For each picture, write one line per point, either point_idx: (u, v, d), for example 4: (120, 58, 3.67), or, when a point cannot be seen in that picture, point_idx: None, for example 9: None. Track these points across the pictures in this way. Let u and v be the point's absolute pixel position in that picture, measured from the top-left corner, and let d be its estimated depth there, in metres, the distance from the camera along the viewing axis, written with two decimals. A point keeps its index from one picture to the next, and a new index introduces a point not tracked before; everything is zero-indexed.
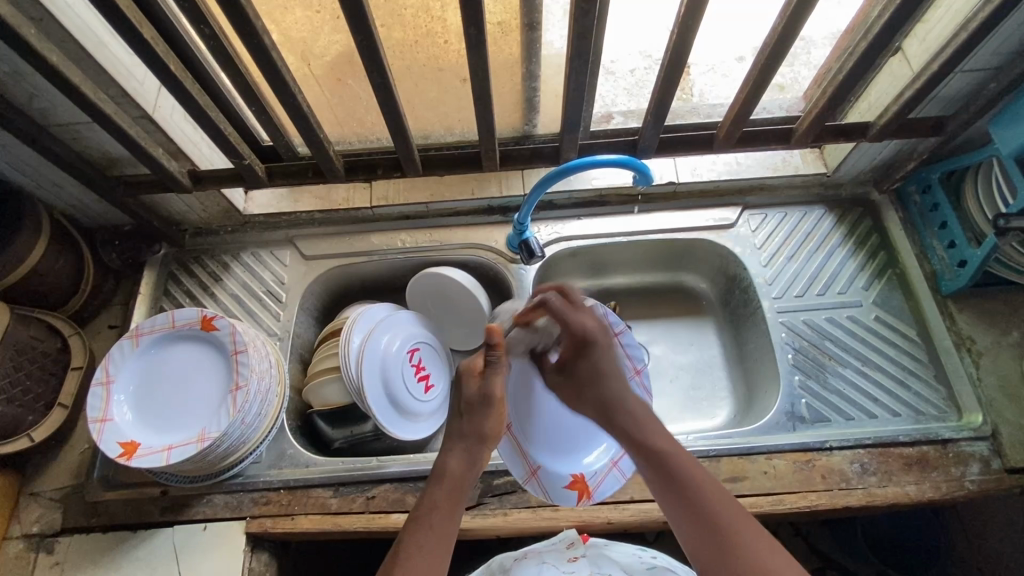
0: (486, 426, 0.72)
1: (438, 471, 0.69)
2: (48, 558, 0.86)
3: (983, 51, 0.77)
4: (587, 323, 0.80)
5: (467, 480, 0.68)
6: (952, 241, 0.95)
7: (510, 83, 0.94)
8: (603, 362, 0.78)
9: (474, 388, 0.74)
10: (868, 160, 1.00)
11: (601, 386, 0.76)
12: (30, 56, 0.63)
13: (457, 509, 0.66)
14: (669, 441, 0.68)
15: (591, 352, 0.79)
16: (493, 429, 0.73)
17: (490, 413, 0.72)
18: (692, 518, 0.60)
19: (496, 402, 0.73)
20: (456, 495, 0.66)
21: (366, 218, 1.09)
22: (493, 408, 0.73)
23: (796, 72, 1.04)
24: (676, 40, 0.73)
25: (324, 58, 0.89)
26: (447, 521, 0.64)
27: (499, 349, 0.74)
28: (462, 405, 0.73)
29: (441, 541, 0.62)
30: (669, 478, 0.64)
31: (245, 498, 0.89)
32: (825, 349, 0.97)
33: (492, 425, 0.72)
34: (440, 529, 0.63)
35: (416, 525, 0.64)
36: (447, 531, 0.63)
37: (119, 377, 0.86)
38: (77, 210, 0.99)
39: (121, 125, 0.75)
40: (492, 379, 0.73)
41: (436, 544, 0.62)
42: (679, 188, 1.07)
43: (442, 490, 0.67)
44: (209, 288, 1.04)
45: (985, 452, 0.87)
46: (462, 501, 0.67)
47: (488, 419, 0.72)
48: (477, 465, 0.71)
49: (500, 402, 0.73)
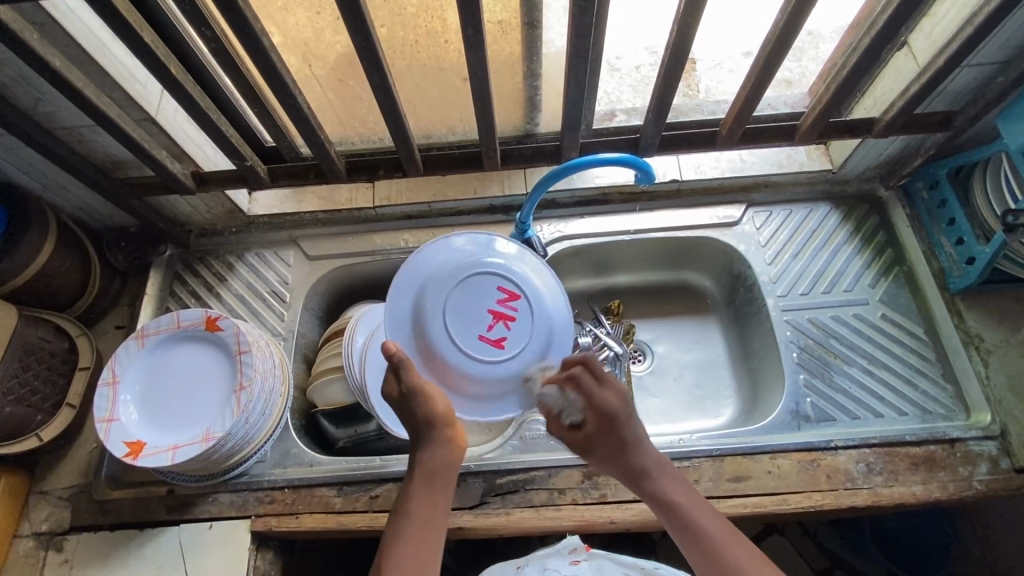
0: (432, 413, 0.69)
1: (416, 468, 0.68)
2: (57, 556, 0.87)
3: (989, 46, 0.76)
4: (610, 400, 0.72)
5: (444, 469, 0.68)
6: (960, 238, 0.94)
7: (512, 82, 0.94)
8: (634, 437, 0.70)
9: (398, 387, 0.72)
10: (875, 155, 0.99)
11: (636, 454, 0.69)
12: (33, 61, 0.63)
13: (439, 496, 0.66)
14: (685, 491, 0.67)
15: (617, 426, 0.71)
16: (446, 410, 0.70)
17: (424, 405, 0.69)
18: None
19: (427, 393, 0.69)
20: (433, 485, 0.67)
21: (369, 218, 1.09)
22: (421, 392, 0.70)
23: (804, 67, 1.04)
24: (677, 36, 0.72)
25: (325, 59, 0.90)
26: (425, 505, 0.65)
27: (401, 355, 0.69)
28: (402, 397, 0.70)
29: (426, 534, 0.63)
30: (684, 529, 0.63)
31: (250, 497, 0.90)
32: (830, 348, 0.96)
33: (436, 407, 0.70)
34: (423, 521, 0.64)
35: (401, 523, 0.64)
36: (433, 521, 0.64)
37: (125, 378, 0.86)
38: (83, 212, 0.99)
39: (124, 127, 0.75)
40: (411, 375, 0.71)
41: (417, 525, 0.63)
42: (683, 186, 1.06)
43: (416, 485, 0.67)
44: (214, 289, 1.05)
45: (993, 451, 0.86)
46: (444, 491, 0.67)
47: (430, 404, 0.69)
48: (450, 450, 0.69)
49: (429, 389, 0.70)
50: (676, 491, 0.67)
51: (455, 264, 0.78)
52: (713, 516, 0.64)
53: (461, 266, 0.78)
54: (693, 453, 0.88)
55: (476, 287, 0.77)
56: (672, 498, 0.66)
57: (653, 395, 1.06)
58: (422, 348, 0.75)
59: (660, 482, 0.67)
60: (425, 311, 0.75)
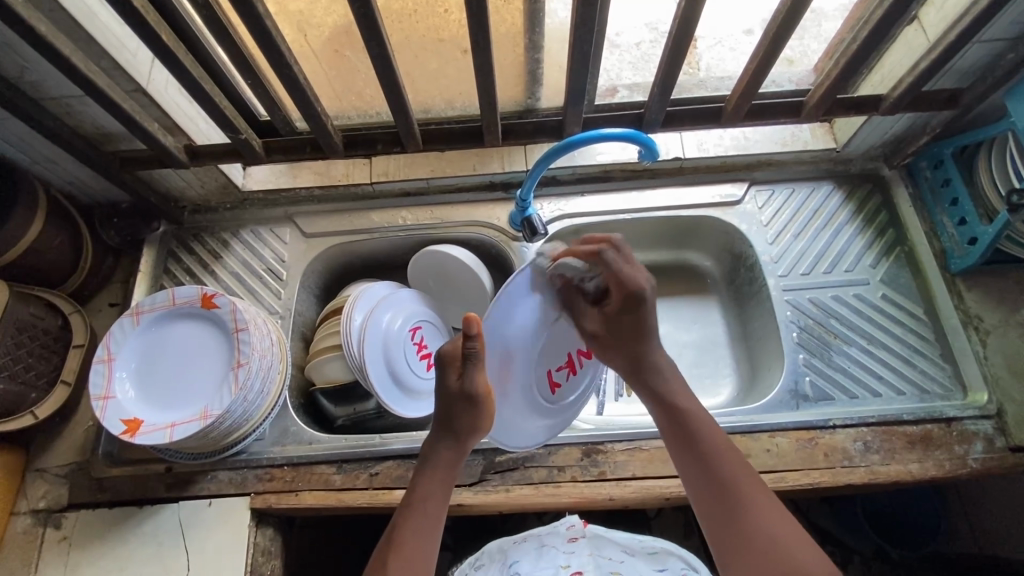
0: (478, 420, 0.70)
1: (431, 460, 0.71)
2: (55, 533, 0.87)
3: (1002, 21, 0.74)
4: (640, 279, 0.75)
5: (456, 469, 0.71)
6: (963, 218, 0.93)
7: (513, 55, 0.92)
8: (647, 320, 0.76)
9: (457, 379, 0.70)
10: (880, 134, 0.98)
11: (644, 345, 0.76)
12: (17, 26, 0.61)
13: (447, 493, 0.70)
14: (691, 401, 0.72)
15: (639, 309, 0.75)
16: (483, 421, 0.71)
17: (470, 410, 0.70)
18: (722, 508, 0.63)
19: (484, 401, 0.69)
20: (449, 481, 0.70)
21: (366, 195, 1.08)
22: (475, 403, 0.69)
23: (806, 45, 1.01)
24: (686, 7, 0.70)
25: (320, 29, 0.87)
26: (431, 494, 0.68)
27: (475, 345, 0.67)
28: (456, 394, 0.69)
29: (430, 523, 0.66)
30: (689, 441, 0.68)
31: (249, 475, 0.89)
32: (829, 328, 0.96)
33: (481, 419, 0.70)
34: (432, 511, 0.67)
35: (410, 512, 0.67)
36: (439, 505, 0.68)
37: (120, 355, 0.85)
38: (73, 186, 0.97)
39: (114, 98, 0.73)
40: (472, 378, 0.69)
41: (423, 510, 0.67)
42: (685, 163, 1.04)
43: (435, 473, 0.70)
44: (209, 266, 1.03)
45: (989, 430, 0.87)
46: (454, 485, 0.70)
47: (478, 415, 0.70)
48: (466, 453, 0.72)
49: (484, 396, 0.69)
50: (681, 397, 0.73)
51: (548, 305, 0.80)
52: (717, 433, 0.69)
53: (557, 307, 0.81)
54: None
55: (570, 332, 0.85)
56: (680, 407, 0.71)
57: None
58: (506, 359, 0.77)
59: (671, 387, 0.73)
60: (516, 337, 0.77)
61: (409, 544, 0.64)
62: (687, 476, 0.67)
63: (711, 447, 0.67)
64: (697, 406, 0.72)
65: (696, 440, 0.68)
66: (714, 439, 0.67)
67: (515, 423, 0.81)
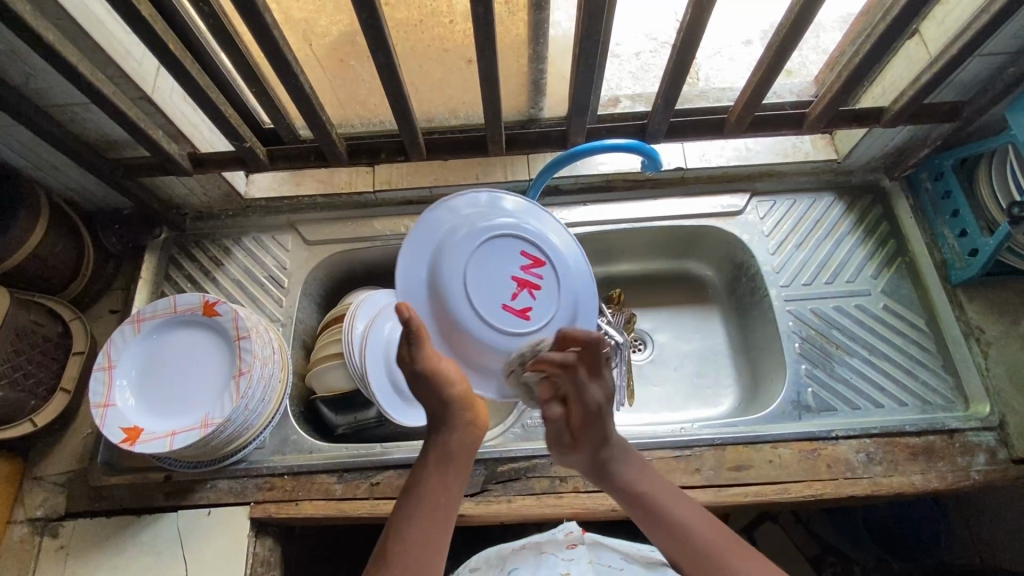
0: (449, 394, 0.66)
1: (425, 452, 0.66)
2: (52, 542, 0.86)
3: (1002, 36, 0.75)
4: (601, 397, 0.68)
5: (457, 455, 0.66)
6: (964, 230, 0.94)
7: (516, 65, 0.92)
8: (608, 430, 0.69)
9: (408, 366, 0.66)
10: (880, 146, 0.98)
11: (606, 441, 0.70)
12: (25, 35, 0.61)
13: (450, 481, 0.64)
14: (649, 480, 0.68)
15: (601, 423, 0.69)
16: (461, 393, 0.67)
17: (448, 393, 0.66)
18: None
19: (437, 371, 0.66)
20: (448, 469, 0.64)
21: (369, 203, 1.08)
22: (433, 376, 0.66)
23: (804, 57, 1.02)
24: (689, 21, 0.71)
25: (325, 38, 0.87)
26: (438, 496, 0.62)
27: (413, 321, 0.63)
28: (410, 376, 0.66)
29: (430, 516, 0.61)
30: (660, 525, 0.64)
31: (249, 484, 0.89)
32: (831, 338, 0.96)
33: (452, 391, 0.66)
34: (432, 503, 0.62)
35: (408, 508, 0.62)
36: (447, 507, 0.63)
37: (120, 363, 0.85)
38: (75, 193, 0.97)
39: (118, 105, 0.73)
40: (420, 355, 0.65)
41: (427, 516, 0.61)
42: (688, 173, 1.05)
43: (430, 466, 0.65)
44: (210, 274, 1.03)
45: (991, 442, 0.87)
46: (456, 473, 0.64)
47: (442, 387, 0.66)
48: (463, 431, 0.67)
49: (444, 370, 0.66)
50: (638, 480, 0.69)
51: (485, 222, 0.74)
52: (686, 504, 0.66)
53: (489, 232, 0.73)
54: (695, 442, 0.88)
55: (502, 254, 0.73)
56: (641, 491, 0.67)
57: (654, 383, 1.06)
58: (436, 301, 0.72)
59: (627, 472, 0.69)
60: (439, 289, 0.71)
61: (407, 540, 0.59)
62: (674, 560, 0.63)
63: (683, 526, 0.63)
64: (658, 483, 0.68)
65: (667, 526, 0.64)
66: (683, 510, 0.65)
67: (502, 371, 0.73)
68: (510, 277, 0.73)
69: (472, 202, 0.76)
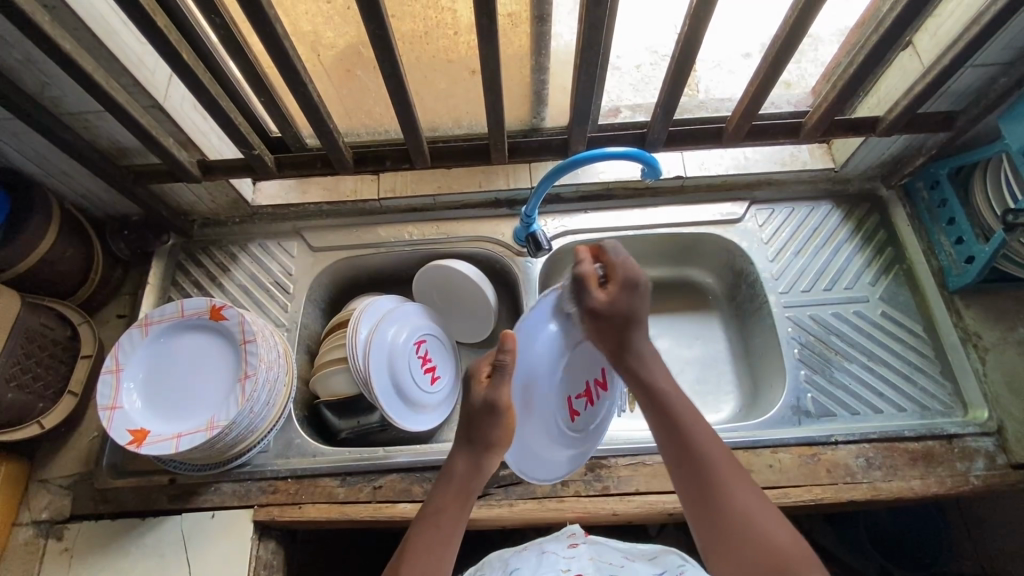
0: (495, 434, 0.72)
1: (445, 474, 0.73)
2: (57, 544, 0.87)
3: (994, 46, 0.77)
4: (637, 305, 0.76)
5: (472, 486, 0.72)
6: (960, 237, 0.95)
7: (519, 76, 0.95)
8: (641, 309, 0.77)
9: (480, 393, 0.73)
10: (876, 155, 1.00)
11: (635, 329, 0.76)
12: (43, 44, 0.63)
13: (462, 512, 0.70)
14: (673, 385, 0.74)
15: (633, 298, 0.76)
16: (504, 434, 0.73)
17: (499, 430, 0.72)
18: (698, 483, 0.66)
19: (504, 411, 0.71)
20: (462, 503, 0.71)
21: (374, 210, 1.09)
22: (497, 417, 0.71)
23: (803, 69, 1.05)
24: (688, 33, 0.73)
25: (332, 49, 0.90)
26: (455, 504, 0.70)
27: (506, 356, 0.71)
28: (478, 407, 0.72)
29: (441, 542, 0.67)
30: (670, 422, 0.70)
31: (252, 487, 0.89)
32: (830, 344, 0.97)
33: (499, 434, 0.72)
34: (442, 533, 0.67)
35: (422, 529, 0.68)
36: (449, 538, 0.68)
37: (128, 366, 0.86)
38: (85, 199, 0.99)
39: (131, 113, 0.75)
40: (498, 389, 0.72)
41: (439, 542, 0.67)
42: (687, 182, 1.06)
43: (449, 493, 0.71)
44: (217, 279, 1.05)
45: (990, 447, 0.87)
46: (468, 508, 0.71)
47: (496, 427, 0.72)
48: (483, 468, 0.73)
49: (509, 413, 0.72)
50: (660, 379, 0.74)
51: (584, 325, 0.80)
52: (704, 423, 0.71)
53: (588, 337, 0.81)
54: None
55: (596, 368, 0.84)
56: (661, 391, 0.73)
57: None
58: (528, 385, 0.77)
59: (651, 371, 0.75)
60: (530, 372, 0.77)
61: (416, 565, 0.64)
62: (668, 452, 0.70)
63: (693, 431, 0.69)
64: (682, 395, 0.73)
65: (679, 423, 0.70)
66: (699, 433, 0.69)
67: (537, 450, 0.81)
68: (584, 382, 0.82)
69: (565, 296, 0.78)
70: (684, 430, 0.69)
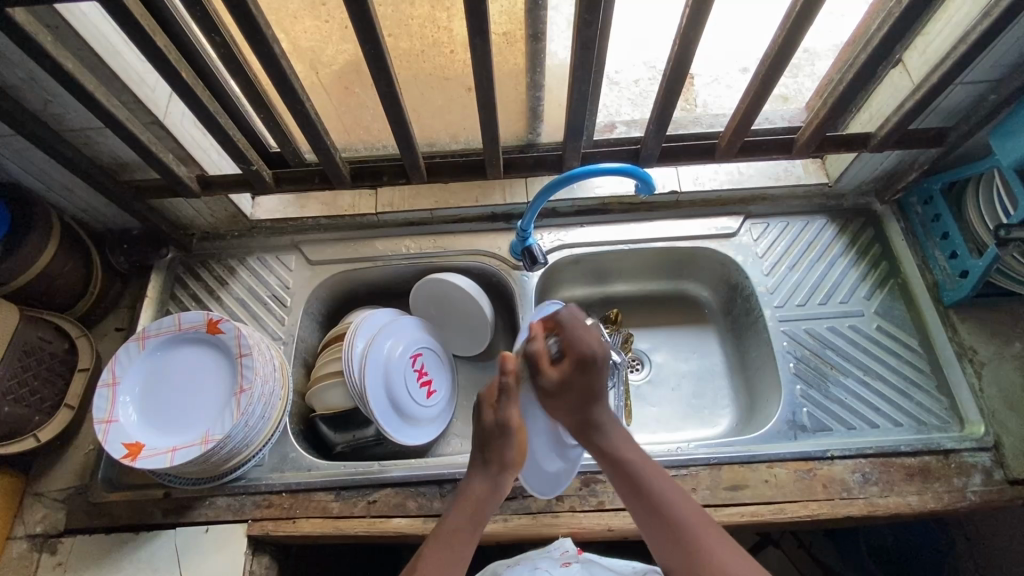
0: (508, 456, 0.78)
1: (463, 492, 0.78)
2: (51, 558, 0.87)
3: (982, 64, 0.78)
4: (592, 344, 0.79)
5: (488, 504, 0.77)
6: (954, 252, 0.96)
7: (515, 93, 0.96)
8: (601, 381, 0.78)
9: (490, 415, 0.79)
10: (869, 170, 1.01)
11: (597, 406, 0.77)
12: (46, 63, 0.64)
13: (477, 532, 0.75)
14: (634, 451, 0.77)
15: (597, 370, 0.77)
16: (515, 457, 0.79)
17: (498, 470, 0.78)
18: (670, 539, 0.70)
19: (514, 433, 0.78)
20: (477, 519, 0.76)
21: (371, 224, 1.10)
22: (508, 437, 0.78)
23: (800, 83, 1.06)
24: (678, 50, 0.74)
25: (331, 67, 0.91)
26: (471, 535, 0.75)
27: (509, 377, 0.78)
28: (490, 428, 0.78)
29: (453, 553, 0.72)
30: (636, 482, 0.74)
31: (247, 502, 0.89)
32: (825, 358, 0.97)
33: (513, 455, 0.78)
34: (456, 544, 0.73)
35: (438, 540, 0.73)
36: (460, 557, 0.72)
37: (125, 379, 0.86)
38: (86, 213, 1.00)
39: (132, 130, 0.76)
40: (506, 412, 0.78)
41: (451, 553, 0.72)
42: (682, 197, 1.07)
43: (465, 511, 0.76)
44: (215, 292, 1.06)
45: (987, 463, 0.87)
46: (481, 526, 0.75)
47: (507, 448, 0.78)
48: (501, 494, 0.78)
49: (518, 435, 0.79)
50: (624, 450, 0.76)
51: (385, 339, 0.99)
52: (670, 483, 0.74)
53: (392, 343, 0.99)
54: (690, 461, 0.88)
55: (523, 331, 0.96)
56: (625, 457, 0.76)
57: (651, 403, 1.06)
58: None
59: (613, 441, 0.77)
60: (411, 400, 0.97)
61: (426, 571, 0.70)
62: (639, 516, 0.73)
63: (660, 493, 0.73)
64: (641, 456, 0.77)
65: (646, 484, 0.73)
66: (666, 487, 0.73)
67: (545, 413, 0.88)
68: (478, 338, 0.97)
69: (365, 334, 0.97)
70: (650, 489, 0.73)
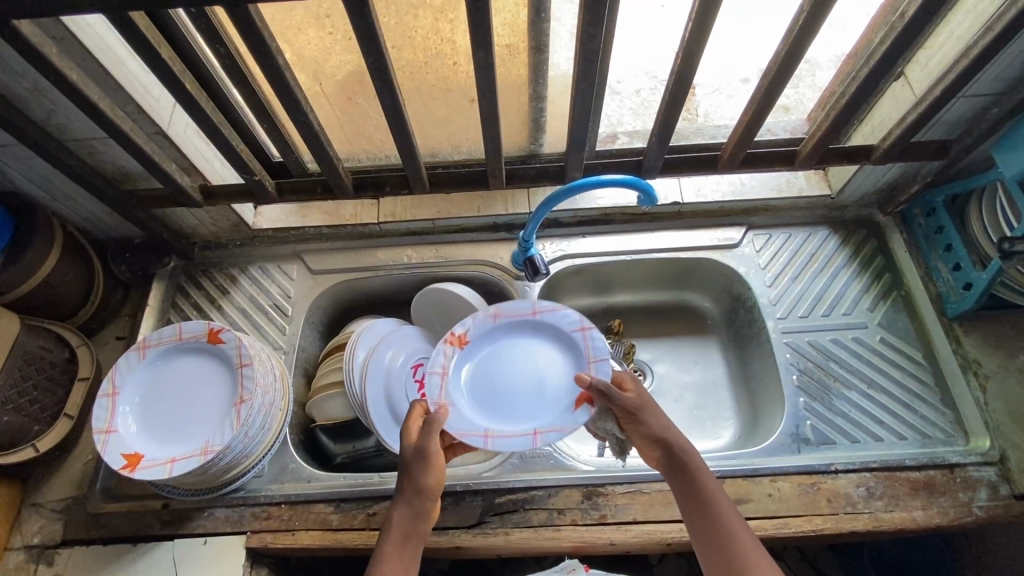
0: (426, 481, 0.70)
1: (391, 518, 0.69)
2: (47, 570, 0.86)
3: (984, 78, 0.78)
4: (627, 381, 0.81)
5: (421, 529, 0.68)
6: (957, 264, 0.95)
7: (517, 104, 0.96)
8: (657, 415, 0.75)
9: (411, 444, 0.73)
10: (871, 183, 1.01)
11: (654, 417, 0.75)
12: (51, 74, 0.65)
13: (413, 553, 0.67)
14: (696, 459, 0.71)
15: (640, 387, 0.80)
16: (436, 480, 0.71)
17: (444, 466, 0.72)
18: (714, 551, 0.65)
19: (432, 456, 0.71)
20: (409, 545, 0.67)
21: (372, 234, 1.10)
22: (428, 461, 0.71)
23: (801, 94, 1.06)
24: (682, 63, 0.74)
25: (336, 77, 0.92)
26: (424, 535, 0.68)
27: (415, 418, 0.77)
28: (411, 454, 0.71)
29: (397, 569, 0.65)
30: (688, 487, 0.70)
31: (246, 513, 0.89)
32: (829, 371, 0.96)
33: (431, 479, 0.70)
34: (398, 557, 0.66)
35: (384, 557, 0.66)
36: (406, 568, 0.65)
37: (124, 389, 0.86)
38: (89, 222, 1.00)
39: (136, 140, 0.76)
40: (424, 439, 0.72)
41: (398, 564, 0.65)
42: (684, 208, 1.07)
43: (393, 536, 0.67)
44: (216, 301, 1.05)
45: (993, 477, 0.86)
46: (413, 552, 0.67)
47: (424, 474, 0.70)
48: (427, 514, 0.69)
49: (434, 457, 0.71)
50: (688, 455, 0.72)
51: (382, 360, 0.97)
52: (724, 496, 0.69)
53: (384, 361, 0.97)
54: None
55: (566, 320, 0.90)
56: (682, 462, 0.71)
57: None
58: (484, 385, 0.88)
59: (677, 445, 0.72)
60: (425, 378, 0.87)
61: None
62: (691, 524, 0.69)
63: (714, 503, 0.68)
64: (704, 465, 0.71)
65: (699, 493, 0.69)
66: (718, 497, 0.68)
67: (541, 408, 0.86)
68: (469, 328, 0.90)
69: (361, 354, 0.96)
70: (703, 500, 0.68)
